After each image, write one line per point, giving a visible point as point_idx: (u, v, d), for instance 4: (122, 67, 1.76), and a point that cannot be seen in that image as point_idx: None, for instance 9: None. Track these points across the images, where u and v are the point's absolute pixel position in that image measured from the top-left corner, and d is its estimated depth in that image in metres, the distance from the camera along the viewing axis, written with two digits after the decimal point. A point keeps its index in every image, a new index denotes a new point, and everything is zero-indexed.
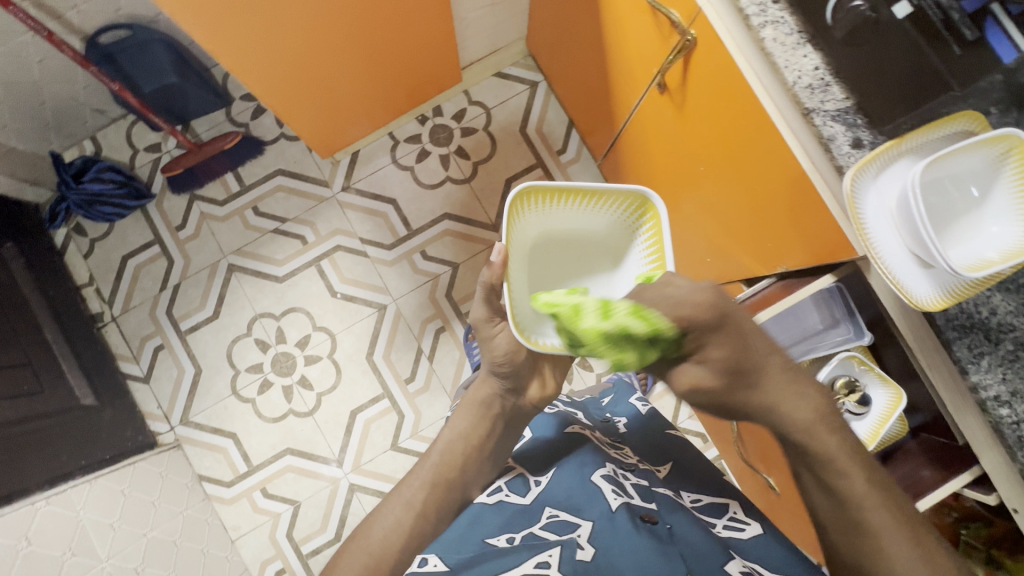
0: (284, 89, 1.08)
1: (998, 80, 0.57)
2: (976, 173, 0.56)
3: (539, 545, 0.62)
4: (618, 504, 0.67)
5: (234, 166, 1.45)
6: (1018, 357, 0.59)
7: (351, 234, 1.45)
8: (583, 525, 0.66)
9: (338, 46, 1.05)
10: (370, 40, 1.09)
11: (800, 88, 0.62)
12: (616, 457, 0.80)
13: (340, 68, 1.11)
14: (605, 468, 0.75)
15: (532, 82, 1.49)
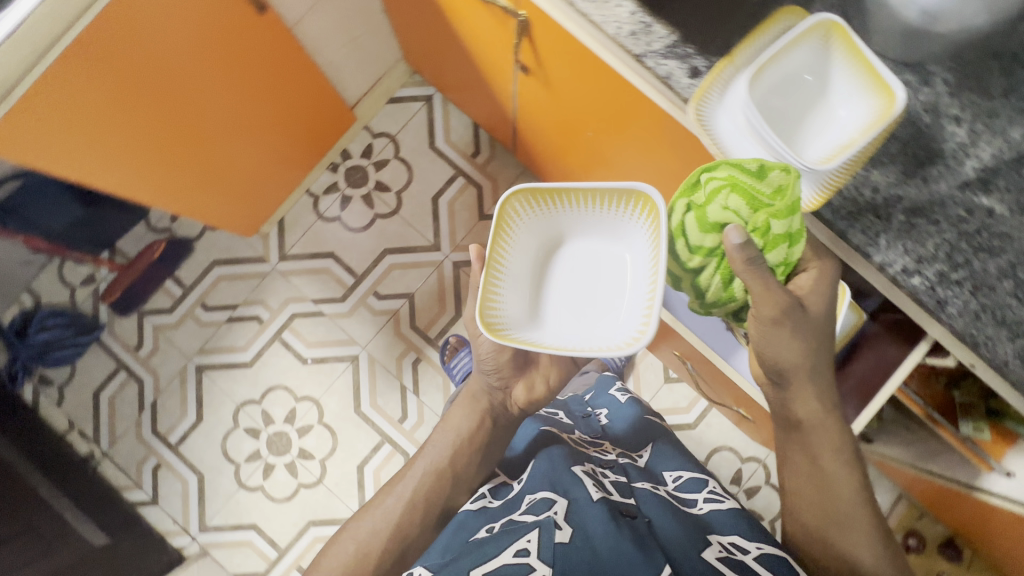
0: (182, 190, 1.09)
1: None
2: (807, 66, 0.56)
3: (517, 530, 0.58)
4: (598, 496, 0.64)
5: (171, 272, 1.45)
6: (911, 225, 0.60)
7: (302, 299, 1.45)
8: (561, 502, 0.63)
9: (216, 131, 1.05)
10: (245, 115, 1.09)
11: (624, 38, 0.61)
12: (593, 454, 0.78)
13: (226, 150, 1.11)
14: (582, 465, 0.72)
15: (426, 97, 1.49)
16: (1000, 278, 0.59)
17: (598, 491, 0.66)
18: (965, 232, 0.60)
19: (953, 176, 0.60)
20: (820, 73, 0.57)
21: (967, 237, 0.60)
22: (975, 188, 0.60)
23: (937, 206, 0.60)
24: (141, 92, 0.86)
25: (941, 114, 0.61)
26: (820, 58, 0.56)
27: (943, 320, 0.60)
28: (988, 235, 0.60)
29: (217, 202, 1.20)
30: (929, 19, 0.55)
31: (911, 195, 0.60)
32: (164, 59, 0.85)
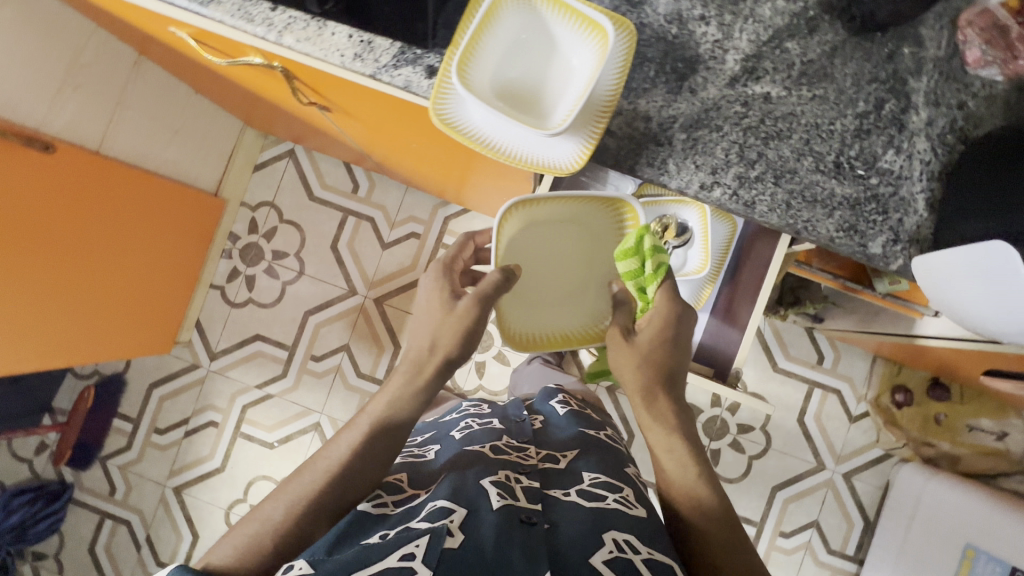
0: (61, 338, 1.09)
1: None
2: (522, 29, 0.54)
3: (406, 535, 0.53)
4: (499, 505, 0.59)
5: (115, 410, 1.45)
6: (693, 141, 0.58)
7: (247, 388, 1.45)
8: (459, 510, 0.57)
9: (74, 274, 1.05)
10: (94, 248, 1.07)
11: (352, 64, 0.59)
12: (512, 459, 0.72)
13: (87, 288, 1.09)
14: (495, 475, 0.66)
15: (287, 152, 1.47)
16: (797, 159, 0.58)
17: (503, 496, 0.61)
18: (750, 126, 0.58)
19: (718, 77, 0.58)
20: (538, 31, 0.55)
21: (753, 131, 0.58)
22: (744, 79, 0.58)
23: (713, 112, 0.58)
24: None
25: (686, 19, 0.58)
26: (530, 18, 0.54)
27: (759, 220, 0.59)
28: (772, 120, 0.58)
29: (110, 332, 1.21)
30: None
31: (685, 110, 0.58)
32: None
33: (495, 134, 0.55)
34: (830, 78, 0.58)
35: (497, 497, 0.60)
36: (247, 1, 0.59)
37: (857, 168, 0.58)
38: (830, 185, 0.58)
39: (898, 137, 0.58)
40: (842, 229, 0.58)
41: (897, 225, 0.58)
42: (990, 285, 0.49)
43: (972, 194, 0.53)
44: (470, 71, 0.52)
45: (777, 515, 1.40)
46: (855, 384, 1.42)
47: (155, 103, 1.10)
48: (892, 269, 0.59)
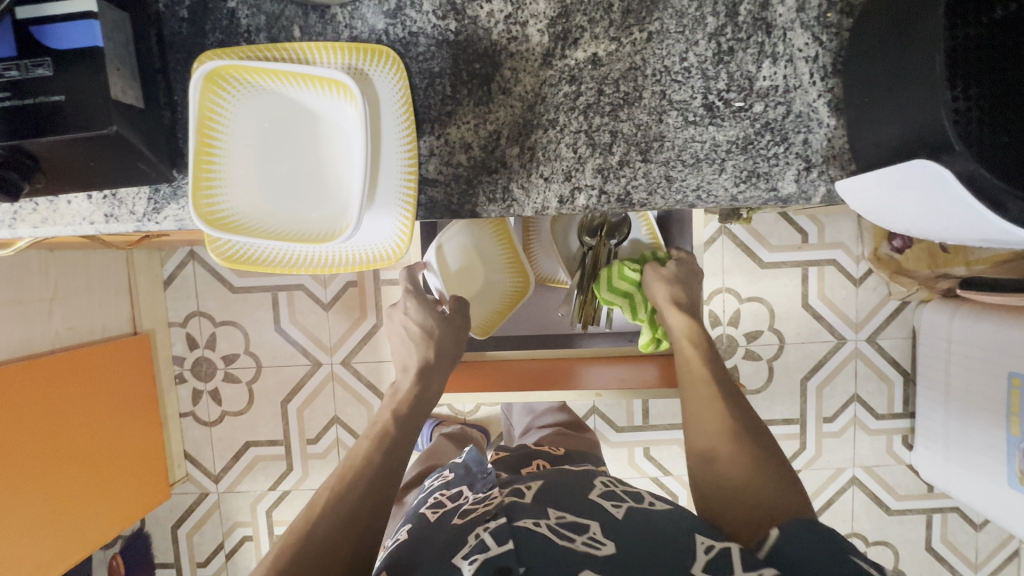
0: (40, 541, 1.06)
1: (184, 17, 0.46)
2: (264, 113, 0.42)
3: None
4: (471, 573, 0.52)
5: (152, 562, 1.44)
6: (529, 151, 0.47)
7: (262, 495, 1.42)
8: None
9: (9, 481, 1.00)
10: (7, 455, 0.99)
11: (110, 226, 0.48)
12: (479, 513, 0.63)
13: (28, 493, 1.03)
14: (467, 541, 0.57)
15: (188, 255, 1.36)
16: (659, 119, 0.46)
17: (474, 558, 0.54)
18: (589, 105, 0.46)
19: (528, 61, 0.46)
20: (286, 108, 0.42)
21: (595, 108, 0.46)
22: (559, 50, 0.46)
23: (539, 106, 0.46)
24: None
25: (461, 5, 0.46)
26: (265, 95, 0.42)
27: (642, 208, 0.48)
28: (613, 85, 0.46)
29: (92, 511, 1.17)
30: None
31: (505, 118, 0.47)
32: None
33: (294, 250, 0.45)
34: (663, 3, 0.45)
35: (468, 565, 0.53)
36: None
37: (734, 101, 0.46)
38: (709, 136, 0.47)
39: (769, 42, 0.46)
40: (741, 180, 0.47)
41: (804, 149, 0.47)
42: (930, 197, 0.38)
43: (877, 87, 0.41)
44: (221, 196, 0.41)
45: (814, 405, 1.36)
46: (848, 247, 1.33)
47: None
48: (816, 201, 0.48)
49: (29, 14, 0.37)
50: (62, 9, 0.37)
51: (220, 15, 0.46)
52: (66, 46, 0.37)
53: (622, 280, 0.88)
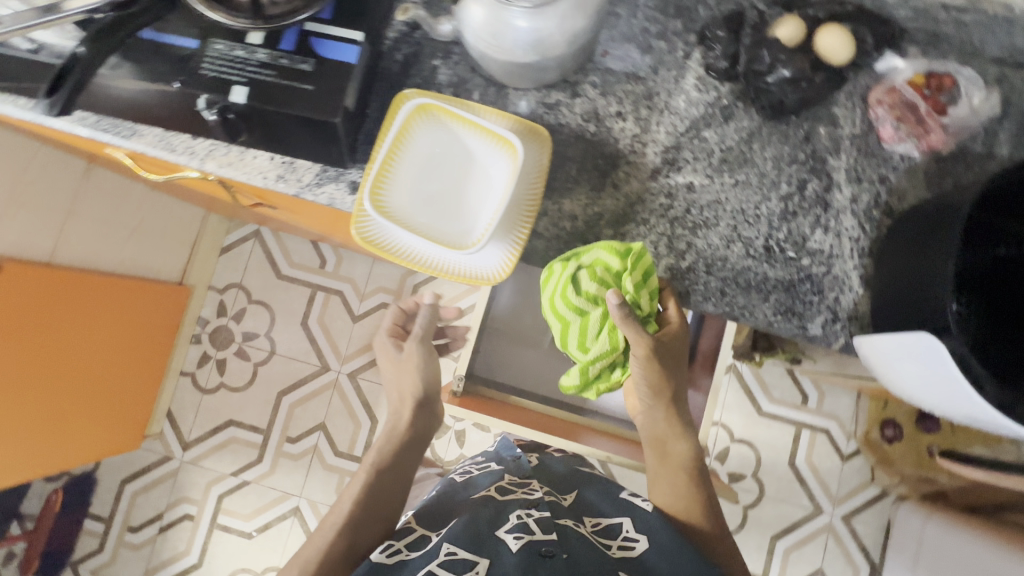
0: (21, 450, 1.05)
1: (398, 63, 0.60)
2: (435, 145, 0.55)
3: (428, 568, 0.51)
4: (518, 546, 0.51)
5: (85, 511, 1.39)
6: (620, 235, 0.58)
7: (222, 477, 1.40)
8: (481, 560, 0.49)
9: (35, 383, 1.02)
10: (44, 362, 1.03)
11: (275, 184, 0.59)
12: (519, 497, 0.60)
13: (39, 401, 1.05)
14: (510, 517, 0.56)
15: (253, 233, 1.46)
16: (727, 246, 0.58)
17: (519, 535, 0.52)
18: (675, 217, 0.58)
19: (641, 170, 0.59)
20: (451, 146, 0.55)
21: (679, 222, 0.58)
22: (666, 171, 0.59)
23: (638, 206, 0.58)
24: None
25: (603, 117, 0.59)
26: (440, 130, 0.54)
27: (694, 309, 0.58)
28: (698, 210, 0.58)
29: (70, 440, 1.16)
30: (527, 49, 0.54)
31: (609, 206, 0.59)
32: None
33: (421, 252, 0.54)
34: (752, 164, 0.59)
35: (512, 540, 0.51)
36: (168, 132, 0.60)
37: (788, 251, 0.58)
38: (763, 270, 0.58)
39: (825, 216, 0.58)
40: (780, 312, 0.57)
41: (834, 305, 0.57)
42: (933, 366, 0.47)
43: (898, 272, 0.52)
44: (384, 197, 0.53)
45: (776, 565, 1.36)
46: (842, 422, 1.39)
47: (111, 210, 1.09)
48: (835, 347, 0.58)
49: (326, 23, 0.51)
50: (345, 34, 0.51)
51: (424, 69, 0.60)
52: (331, 56, 0.51)
53: (568, 298, 0.61)
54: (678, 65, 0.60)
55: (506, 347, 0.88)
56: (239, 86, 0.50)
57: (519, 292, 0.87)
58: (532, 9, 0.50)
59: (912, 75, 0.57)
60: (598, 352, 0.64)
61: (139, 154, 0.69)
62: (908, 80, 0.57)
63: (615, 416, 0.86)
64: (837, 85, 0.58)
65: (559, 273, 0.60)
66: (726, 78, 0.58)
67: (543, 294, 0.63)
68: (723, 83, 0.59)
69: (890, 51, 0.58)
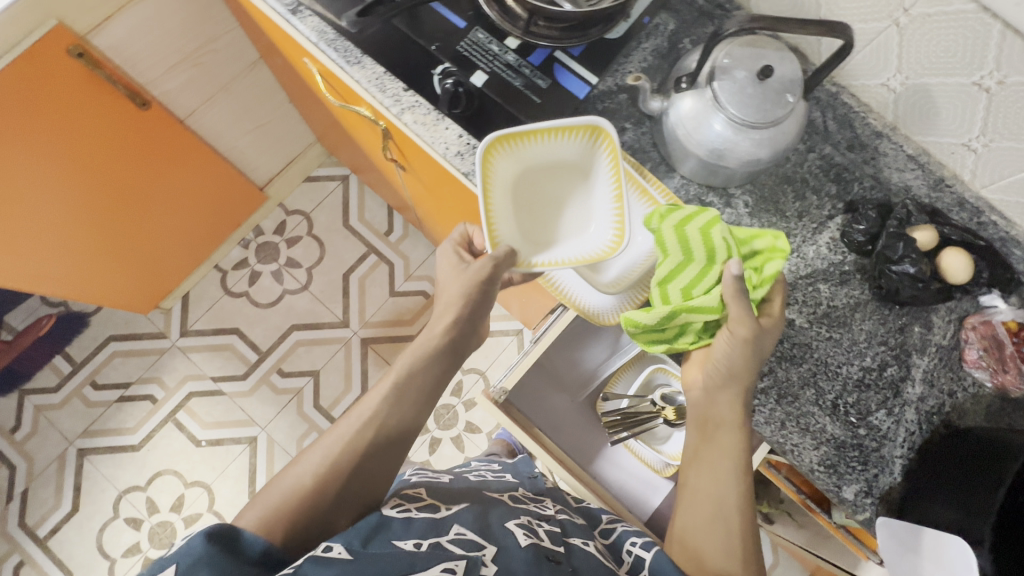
0: (61, 269, 1.06)
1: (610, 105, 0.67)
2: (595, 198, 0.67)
3: (441, 551, 0.51)
4: (528, 543, 0.57)
5: (62, 348, 1.38)
6: None
7: (201, 376, 1.40)
8: (491, 547, 0.55)
9: (111, 215, 1.06)
10: (129, 199, 1.07)
11: (452, 158, 0.65)
12: (530, 506, 0.67)
13: (104, 231, 1.07)
14: (518, 518, 0.63)
15: (342, 177, 1.52)
16: (802, 386, 0.63)
17: (528, 534, 0.59)
18: (769, 341, 0.64)
19: None
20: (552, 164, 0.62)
21: (771, 347, 0.64)
22: None
23: None
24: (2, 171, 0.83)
25: None
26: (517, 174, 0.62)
27: (753, 427, 0.63)
28: (790, 344, 0.64)
29: (103, 281, 1.17)
30: (715, 153, 0.61)
31: None
32: (35, 138, 0.83)
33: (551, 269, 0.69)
34: (849, 328, 0.65)
35: (523, 534, 0.59)
36: (386, 74, 0.65)
37: (850, 415, 0.63)
38: (823, 421, 0.62)
39: (893, 400, 0.63)
40: (823, 464, 0.62)
41: (872, 480, 0.62)
42: None
43: (944, 479, 0.57)
44: None
45: None
46: None
47: (254, 100, 1.15)
48: (858, 517, 0.62)
49: (573, 59, 0.59)
50: (585, 75, 0.59)
51: (614, 126, 0.68)
52: (564, 85, 0.59)
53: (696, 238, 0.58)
54: (820, 221, 0.67)
55: (544, 386, 0.91)
56: (481, 72, 0.58)
57: (578, 342, 0.91)
58: (738, 123, 0.58)
59: (1010, 320, 0.63)
60: (700, 302, 0.57)
61: (336, 77, 0.75)
62: (1005, 321, 0.63)
63: (610, 489, 0.89)
64: (944, 298, 0.64)
65: (694, 214, 0.59)
66: (855, 250, 0.66)
67: (668, 224, 0.59)
68: (851, 253, 0.66)
69: (998, 291, 0.64)
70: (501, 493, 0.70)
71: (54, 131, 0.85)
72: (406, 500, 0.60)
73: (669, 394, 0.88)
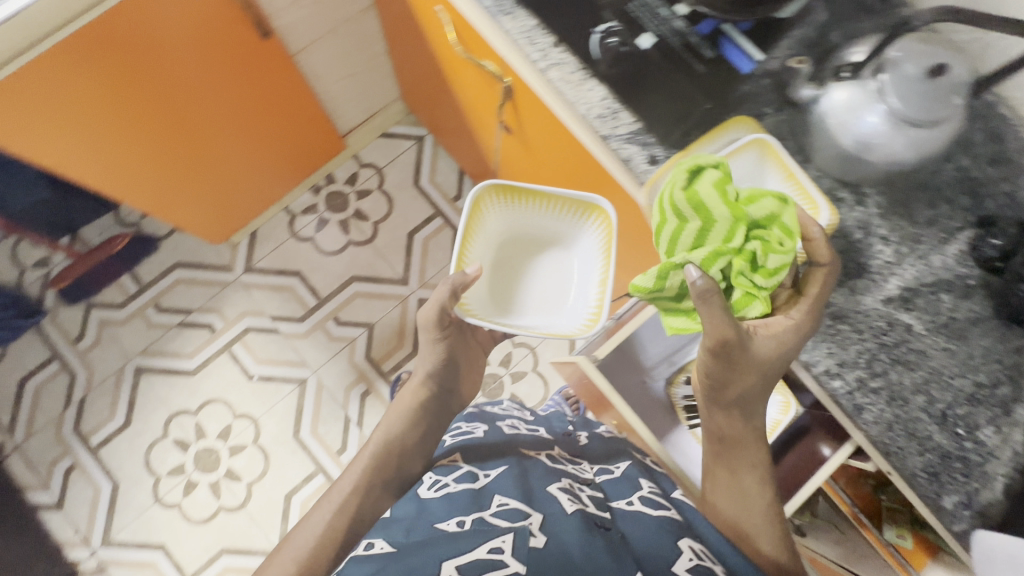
0: (157, 190, 1.08)
1: (762, 83, 0.66)
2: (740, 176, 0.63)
3: (489, 531, 0.60)
4: (573, 509, 0.67)
5: (131, 268, 1.42)
6: (837, 329, 0.64)
7: (260, 314, 1.43)
8: (534, 514, 0.65)
9: (212, 141, 1.08)
10: (231, 127, 1.08)
11: (593, 119, 0.65)
12: (571, 471, 0.80)
13: (202, 155, 1.09)
14: (559, 482, 0.74)
15: (418, 136, 1.53)
16: (913, 392, 0.63)
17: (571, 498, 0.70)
18: (885, 343, 0.64)
19: (877, 292, 0.64)
20: (524, 231, 0.87)
21: (886, 349, 0.64)
22: (896, 304, 0.65)
23: (861, 316, 0.64)
24: (129, 80, 0.85)
25: (867, 233, 0.66)
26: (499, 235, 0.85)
27: (858, 425, 0.63)
28: (905, 349, 0.64)
29: (189, 207, 1.20)
30: (862, 147, 0.60)
31: (838, 302, 0.64)
32: (165, 52, 0.85)
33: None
34: (966, 341, 0.64)
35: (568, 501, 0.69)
36: (536, 30, 0.67)
37: (958, 427, 0.62)
38: (930, 428, 0.62)
39: (1004, 419, 0.63)
40: (926, 470, 0.62)
41: (973, 493, 0.61)
42: None
43: None
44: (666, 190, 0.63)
45: None
46: None
47: (358, 47, 1.16)
48: (953, 529, 0.62)
49: (741, 33, 0.62)
50: (752, 51, 0.62)
51: (756, 107, 0.66)
52: (729, 58, 0.63)
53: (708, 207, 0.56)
54: (948, 232, 0.66)
55: (621, 363, 0.92)
56: (650, 34, 0.63)
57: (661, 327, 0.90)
58: (899, 119, 0.57)
59: None
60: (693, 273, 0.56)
61: (472, 28, 0.75)
62: None
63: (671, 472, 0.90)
64: None
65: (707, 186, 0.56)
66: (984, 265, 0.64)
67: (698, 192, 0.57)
68: (977, 267, 0.65)
69: None
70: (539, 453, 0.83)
71: (183, 45, 0.86)
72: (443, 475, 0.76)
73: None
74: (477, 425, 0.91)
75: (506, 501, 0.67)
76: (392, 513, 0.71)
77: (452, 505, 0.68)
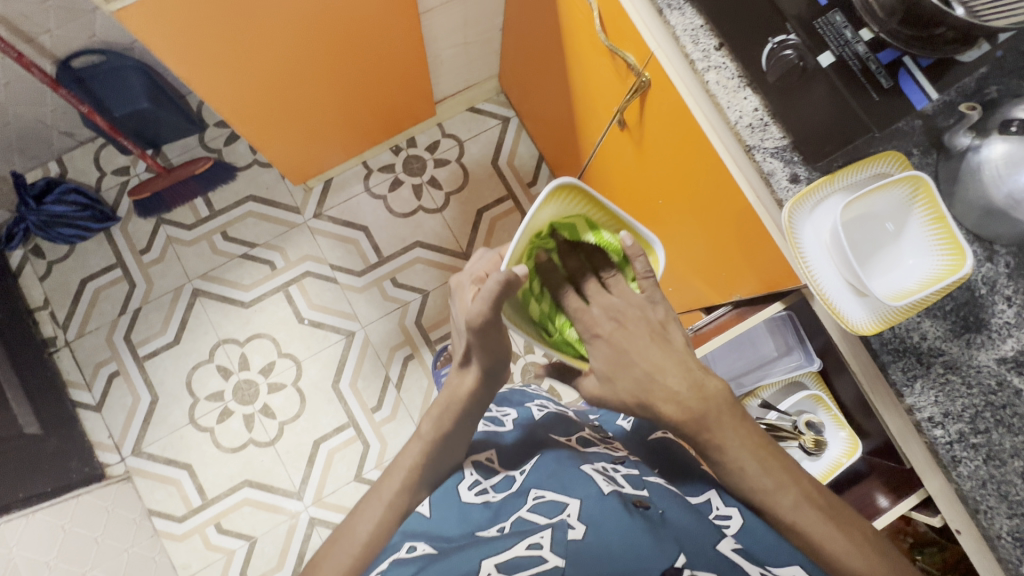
0: (262, 120, 1.09)
1: (915, 124, 0.66)
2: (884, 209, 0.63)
3: (528, 530, 0.53)
4: (610, 490, 0.59)
5: (205, 192, 1.44)
6: (947, 380, 0.64)
7: (321, 260, 1.45)
8: (572, 504, 0.57)
9: (323, 82, 1.08)
10: (344, 71, 1.09)
11: (742, 127, 0.67)
12: (604, 451, 0.73)
13: (311, 95, 1.10)
14: (593, 464, 0.67)
15: (504, 117, 1.53)
16: (1014, 455, 0.62)
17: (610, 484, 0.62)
18: (992, 402, 0.63)
19: (992, 350, 0.64)
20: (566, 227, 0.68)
21: (992, 408, 0.63)
22: (1010, 366, 0.63)
23: (972, 372, 0.64)
24: (277, 14, 0.86)
25: (995, 289, 0.64)
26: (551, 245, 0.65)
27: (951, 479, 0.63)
28: (1012, 411, 0.63)
29: (283, 142, 1.21)
30: (1013, 204, 0.58)
31: (950, 354, 0.64)
32: None
33: (803, 245, 0.65)
34: None
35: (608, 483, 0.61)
36: (701, 29, 0.70)
37: None
38: None
39: None
40: (1014, 535, 0.61)
41: None
42: None
43: None
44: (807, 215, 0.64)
45: None
46: None
47: (477, 16, 1.16)
48: None
49: (922, 66, 0.60)
50: (931, 88, 0.60)
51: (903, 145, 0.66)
52: (904, 91, 0.60)
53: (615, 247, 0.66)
54: None
55: None
56: (829, 53, 0.61)
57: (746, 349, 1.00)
58: None
59: None
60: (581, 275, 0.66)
61: (625, 17, 0.76)
62: None
63: None
64: None
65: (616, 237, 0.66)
66: None
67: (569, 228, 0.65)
68: None
69: None
70: (569, 437, 0.78)
71: None
72: (482, 473, 0.72)
73: (814, 423, 0.93)
74: (507, 410, 0.86)
75: (542, 494, 0.61)
76: (432, 513, 0.66)
77: (497, 510, 0.63)
